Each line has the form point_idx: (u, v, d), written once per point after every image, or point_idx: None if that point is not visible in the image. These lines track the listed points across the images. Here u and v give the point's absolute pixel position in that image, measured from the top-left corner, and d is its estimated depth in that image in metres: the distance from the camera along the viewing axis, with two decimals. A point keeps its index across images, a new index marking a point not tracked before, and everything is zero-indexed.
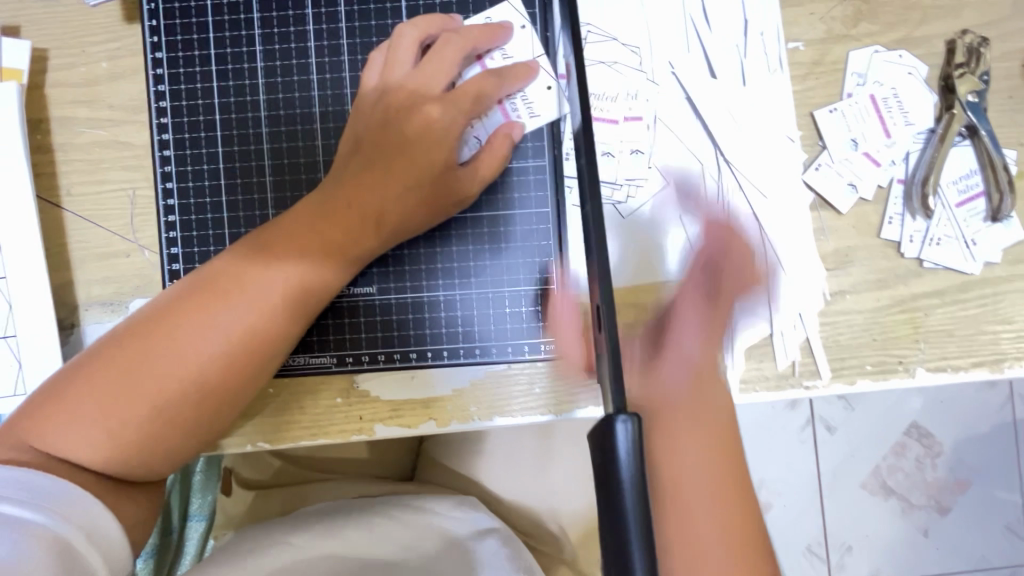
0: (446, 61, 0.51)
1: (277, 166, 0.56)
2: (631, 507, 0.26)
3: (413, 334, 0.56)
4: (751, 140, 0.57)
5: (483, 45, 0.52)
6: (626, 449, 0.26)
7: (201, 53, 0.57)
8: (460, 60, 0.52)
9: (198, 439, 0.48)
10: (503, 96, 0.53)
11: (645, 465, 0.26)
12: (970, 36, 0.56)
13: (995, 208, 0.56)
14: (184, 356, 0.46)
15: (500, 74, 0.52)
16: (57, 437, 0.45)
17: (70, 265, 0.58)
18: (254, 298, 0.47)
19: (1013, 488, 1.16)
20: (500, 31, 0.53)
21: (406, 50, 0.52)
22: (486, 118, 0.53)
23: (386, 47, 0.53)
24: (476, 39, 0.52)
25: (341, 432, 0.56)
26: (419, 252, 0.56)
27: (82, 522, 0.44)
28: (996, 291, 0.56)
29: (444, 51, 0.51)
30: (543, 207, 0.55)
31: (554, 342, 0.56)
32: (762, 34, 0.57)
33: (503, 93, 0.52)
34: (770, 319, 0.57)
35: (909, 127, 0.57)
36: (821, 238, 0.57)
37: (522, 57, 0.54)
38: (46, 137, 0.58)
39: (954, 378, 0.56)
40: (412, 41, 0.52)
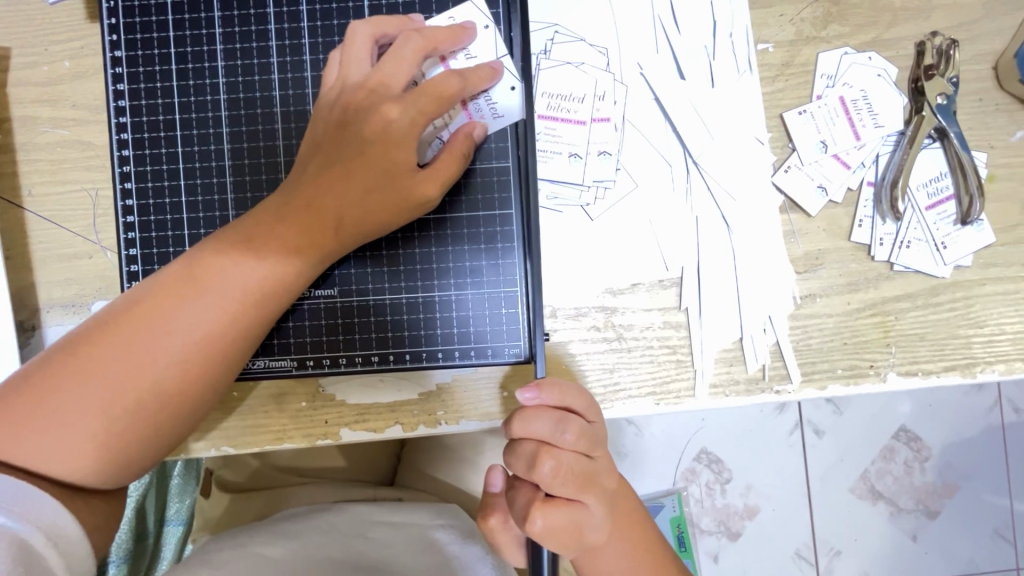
0: (404, 60, 0.50)
1: (237, 166, 0.56)
2: None
3: (375, 337, 0.55)
4: (720, 142, 0.56)
5: (445, 46, 0.51)
6: None
7: (161, 52, 0.56)
8: (419, 60, 0.50)
9: (156, 444, 0.47)
10: (466, 97, 0.51)
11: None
12: (940, 39, 0.56)
13: (964, 212, 0.55)
14: (140, 363, 0.45)
15: (463, 75, 0.49)
16: (2, 445, 0.44)
17: (32, 266, 0.57)
18: (213, 304, 0.46)
19: (1001, 492, 1.15)
20: (463, 32, 0.52)
21: (361, 50, 0.51)
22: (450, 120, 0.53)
23: (345, 46, 0.52)
24: (439, 39, 0.51)
25: (305, 436, 0.56)
26: (383, 254, 0.55)
27: (40, 522, 0.44)
28: (968, 294, 0.56)
29: (404, 51, 0.50)
30: (507, 209, 0.55)
31: (518, 345, 0.55)
32: (731, 35, 0.56)
33: (467, 93, 0.50)
34: (740, 322, 0.56)
35: (879, 129, 0.56)
36: (791, 241, 0.56)
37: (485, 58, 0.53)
38: (8, 137, 0.57)
39: (926, 382, 0.56)
40: (365, 38, 0.51)
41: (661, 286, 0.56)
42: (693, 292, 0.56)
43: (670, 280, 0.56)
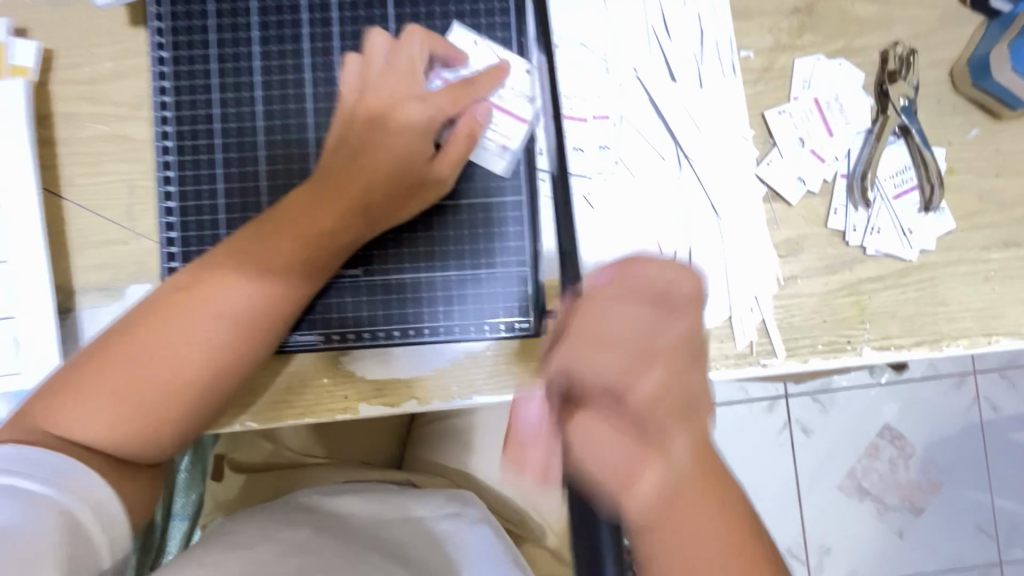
0: (416, 67, 0.56)
1: (271, 157, 0.60)
2: None
3: (396, 313, 0.60)
4: (708, 137, 0.62)
5: (440, 51, 0.58)
6: None
7: (202, 53, 0.61)
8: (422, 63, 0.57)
9: (202, 416, 0.52)
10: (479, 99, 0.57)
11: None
12: (901, 48, 0.62)
13: (927, 200, 0.61)
14: (188, 343, 0.50)
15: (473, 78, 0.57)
16: (65, 421, 0.48)
17: (69, 252, 0.61)
18: (252, 288, 0.51)
19: (982, 488, 1.21)
20: (455, 47, 0.58)
21: (381, 55, 0.57)
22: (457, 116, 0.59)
23: (368, 51, 0.57)
24: (437, 47, 0.58)
25: (327, 411, 0.59)
26: (404, 238, 0.60)
27: (89, 495, 0.47)
28: (933, 275, 0.62)
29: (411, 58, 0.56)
30: (518, 195, 0.60)
31: (529, 321, 0.60)
32: (717, 43, 0.63)
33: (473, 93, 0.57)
34: (730, 302, 0.61)
35: (849, 126, 0.63)
36: (773, 228, 0.62)
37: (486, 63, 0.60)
38: (51, 131, 0.62)
39: (898, 355, 0.61)
40: (383, 48, 0.57)
41: None
42: (686, 274, 0.62)
43: None
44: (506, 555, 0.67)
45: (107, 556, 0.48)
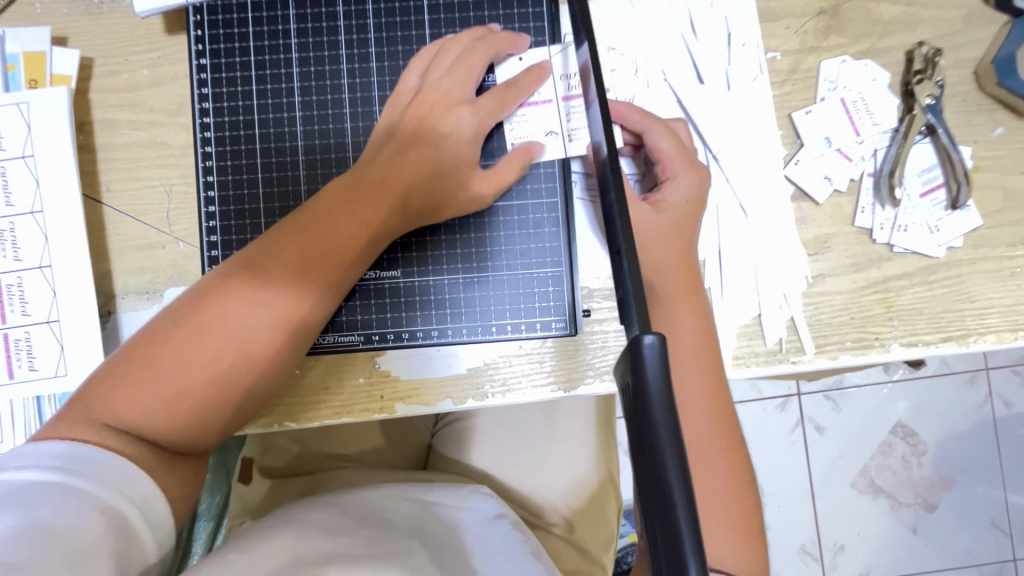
0: (471, 70, 0.57)
1: (310, 161, 0.61)
2: (661, 408, 0.29)
3: (433, 314, 0.61)
4: (737, 139, 0.63)
5: (503, 50, 0.59)
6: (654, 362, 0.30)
7: (242, 60, 0.62)
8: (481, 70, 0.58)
9: (246, 406, 0.52)
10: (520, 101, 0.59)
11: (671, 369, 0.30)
12: (926, 48, 0.63)
13: (953, 198, 0.62)
14: (234, 330, 0.50)
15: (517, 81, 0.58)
16: (113, 411, 0.48)
17: (109, 256, 0.62)
18: (297, 277, 0.51)
19: (995, 484, 1.21)
20: (520, 39, 0.60)
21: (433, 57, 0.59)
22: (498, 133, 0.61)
23: (424, 57, 0.59)
24: (500, 45, 0.59)
25: (363, 411, 0.60)
26: (441, 239, 0.61)
27: (135, 497, 0.47)
28: (959, 272, 0.62)
29: (470, 63, 0.57)
30: (554, 197, 0.61)
31: (565, 320, 0.61)
32: (745, 45, 0.64)
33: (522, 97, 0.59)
34: (759, 300, 0.62)
35: (876, 126, 0.64)
36: (801, 227, 0.63)
37: (537, 59, 0.61)
38: (90, 138, 0.63)
39: (926, 352, 0.62)
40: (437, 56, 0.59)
41: None
42: (715, 273, 0.63)
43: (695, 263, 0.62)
44: (525, 546, 0.66)
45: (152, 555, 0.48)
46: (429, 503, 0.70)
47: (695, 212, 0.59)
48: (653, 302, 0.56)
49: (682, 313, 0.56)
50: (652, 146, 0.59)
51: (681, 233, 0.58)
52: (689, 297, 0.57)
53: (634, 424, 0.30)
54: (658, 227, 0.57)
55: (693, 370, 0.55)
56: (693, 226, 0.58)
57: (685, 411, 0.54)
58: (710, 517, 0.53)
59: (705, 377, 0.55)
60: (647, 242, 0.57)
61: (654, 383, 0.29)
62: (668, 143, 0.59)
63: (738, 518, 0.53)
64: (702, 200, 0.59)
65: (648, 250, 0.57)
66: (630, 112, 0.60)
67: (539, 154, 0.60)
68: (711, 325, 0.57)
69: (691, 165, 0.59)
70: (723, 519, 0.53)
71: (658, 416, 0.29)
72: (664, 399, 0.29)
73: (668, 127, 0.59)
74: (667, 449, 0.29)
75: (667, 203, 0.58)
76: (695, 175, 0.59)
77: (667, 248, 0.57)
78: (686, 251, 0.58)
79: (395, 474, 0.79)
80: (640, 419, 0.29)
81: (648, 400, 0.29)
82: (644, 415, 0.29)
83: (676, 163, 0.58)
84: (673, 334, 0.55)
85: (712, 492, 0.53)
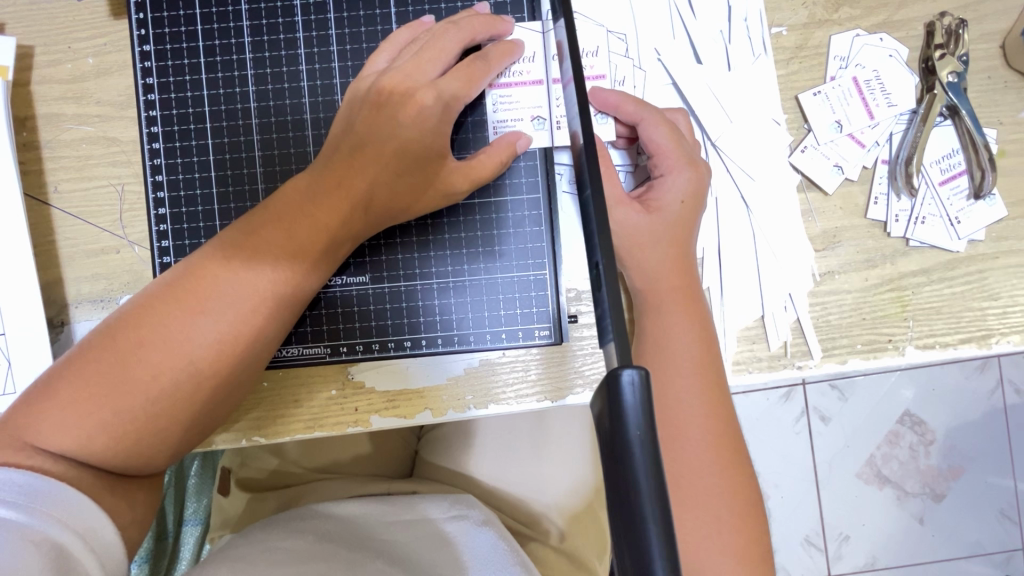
0: (442, 50, 0.51)
1: (267, 157, 0.56)
2: (641, 461, 0.24)
3: (406, 323, 0.56)
4: (738, 125, 0.58)
5: (482, 36, 0.52)
6: (634, 404, 0.24)
7: (189, 46, 0.57)
8: (456, 51, 0.51)
9: (195, 425, 0.48)
10: (492, 78, 0.53)
11: (656, 419, 0.24)
12: (949, 19, 0.57)
13: (977, 187, 0.57)
14: (177, 343, 0.46)
15: (486, 58, 0.52)
16: (48, 431, 0.44)
17: (59, 263, 0.57)
18: (246, 285, 0.47)
19: (1006, 473, 1.17)
20: (500, 23, 0.53)
21: (401, 41, 0.53)
22: (476, 120, 0.56)
23: (395, 42, 0.53)
24: (477, 29, 0.52)
25: (337, 424, 0.56)
26: (412, 240, 0.56)
27: (76, 526, 0.44)
28: (981, 267, 0.57)
29: (440, 41, 0.51)
30: (535, 192, 0.56)
31: (548, 327, 0.56)
32: (746, 19, 0.58)
33: (490, 78, 0.52)
34: (761, 301, 0.57)
35: (892, 108, 0.58)
36: (808, 220, 0.57)
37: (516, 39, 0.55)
38: (34, 134, 0.58)
39: (943, 354, 0.57)
40: (405, 41, 0.53)
41: None
42: (713, 273, 0.58)
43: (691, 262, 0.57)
44: (514, 557, 0.62)
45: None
46: (409, 517, 0.67)
47: (692, 211, 0.53)
48: (648, 311, 0.53)
49: (675, 321, 0.52)
50: (646, 137, 0.53)
51: (675, 236, 0.52)
52: (685, 303, 0.52)
53: (612, 477, 0.25)
54: (650, 229, 0.52)
55: (691, 384, 0.51)
56: (690, 226, 0.53)
57: (680, 429, 0.50)
58: (711, 544, 0.48)
59: (704, 391, 0.51)
60: (635, 247, 0.52)
61: (632, 427, 0.24)
62: (663, 136, 0.53)
63: (743, 543, 0.49)
64: (702, 197, 0.54)
65: (637, 256, 0.52)
66: (622, 101, 0.54)
67: (526, 146, 0.54)
68: (710, 333, 0.53)
69: (690, 161, 0.53)
70: (727, 546, 0.49)
71: (638, 469, 0.24)
72: (647, 447, 0.24)
73: (663, 116, 0.54)
74: (648, 518, 0.24)
75: (662, 204, 0.53)
76: (694, 172, 0.53)
77: (660, 252, 0.52)
78: (682, 253, 0.53)
79: (378, 484, 0.75)
80: (617, 473, 0.24)
81: (626, 449, 0.24)
82: (623, 469, 0.24)
83: (672, 158, 0.53)
84: (666, 345, 0.51)
85: (712, 517, 0.49)
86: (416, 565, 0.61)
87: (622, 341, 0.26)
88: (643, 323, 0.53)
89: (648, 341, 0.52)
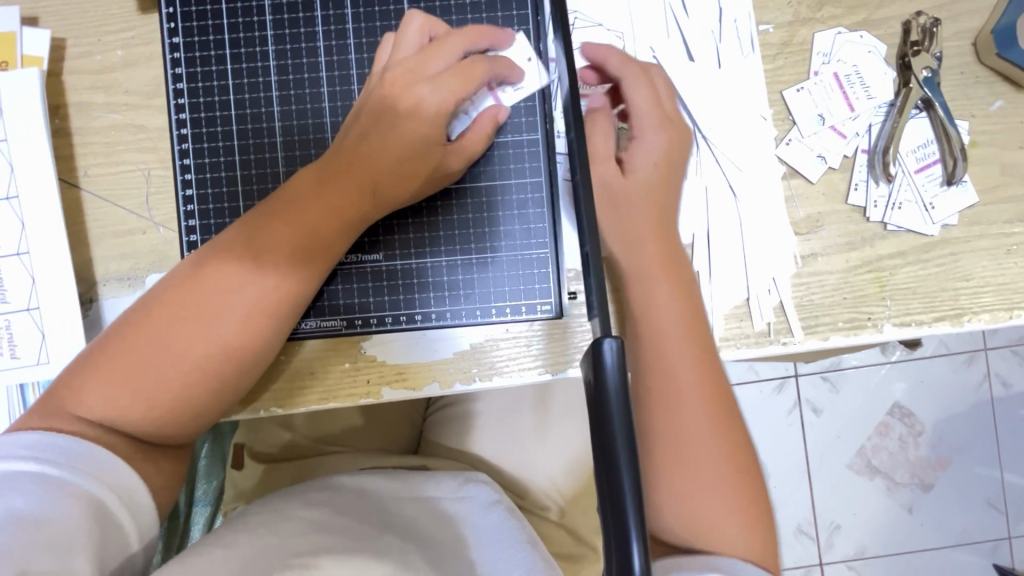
0: (443, 52, 0.55)
1: (288, 142, 0.60)
2: (617, 403, 0.32)
3: (417, 297, 0.60)
4: (728, 119, 0.61)
5: (482, 43, 0.57)
6: (612, 361, 0.32)
7: (215, 38, 0.61)
8: (457, 54, 0.55)
9: (220, 394, 0.51)
10: (491, 82, 0.56)
11: (627, 371, 0.32)
12: (924, 17, 0.61)
13: (950, 173, 0.60)
14: (204, 317, 0.49)
15: (486, 64, 0.55)
16: (85, 402, 0.48)
17: (89, 243, 0.61)
18: (269, 261, 0.51)
19: (992, 463, 1.21)
20: (501, 34, 0.57)
21: (412, 38, 0.56)
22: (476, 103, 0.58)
23: (398, 38, 0.56)
24: (477, 37, 0.56)
25: (350, 395, 0.60)
26: (423, 221, 0.60)
27: (110, 483, 0.47)
28: (954, 250, 0.61)
29: (444, 44, 0.55)
30: (538, 177, 0.60)
31: (551, 303, 0.60)
32: (736, 21, 0.62)
33: (489, 80, 0.55)
34: (748, 283, 0.61)
35: (870, 100, 0.62)
36: (791, 206, 0.61)
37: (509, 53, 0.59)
38: (65, 122, 0.61)
39: (918, 332, 0.61)
40: (417, 31, 0.56)
41: None
42: (704, 256, 0.61)
43: (684, 245, 0.61)
44: (520, 534, 0.66)
45: (136, 544, 0.49)
46: (424, 492, 0.71)
47: (667, 175, 0.58)
48: (632, 281, 0.56)
49: (659, 287, 0.56)
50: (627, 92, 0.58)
51: (654, 205, 0.57)
52: (668, 271, 0.56)
53: (596, 426, 0.32)
54: (629, 199, 0.57)
55: (678, 349, 0.55)
56: (669, 188, 0.58)
57: (673, 395, 0.54)
58: (715, 500, 0.53)
59: (693, 355, 0.55)
60: (621, 213, 0.57)
61: (611, 379, 0.32)
62: (644, 99, 0.57)
63: (743, 497, 0.54)
64: (675, 163, 0.58)
65: (623, 223, 0.57)
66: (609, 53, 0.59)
67: (507, 116, 0.58)
68: (695, 301, 0.56)
69: (663, 123, 0.58)
70: (726, 500, 0.53)
71: (615, 415, 0.32)
72: (621, 397, 0.32)
73: (647, 74, 0.58)
74: (622, 454, 0.31)
75: (636, 168, 0.57)
76: (665, 136, 0.58)
77: (641, 220, 0.57)
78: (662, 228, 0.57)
79: (387, 459, 0.79)
80: (600, 418, 0.32)
81: (606, 397, 0.32)
82: (603, 408, 0.32)
83: (647, 120, 0.57)
84: (655, 314, 0.55)
85: (709, 475, 0.53)
86: (432, 547, 0.63)
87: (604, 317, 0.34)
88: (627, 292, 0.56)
89: (636, 308, 0.56)
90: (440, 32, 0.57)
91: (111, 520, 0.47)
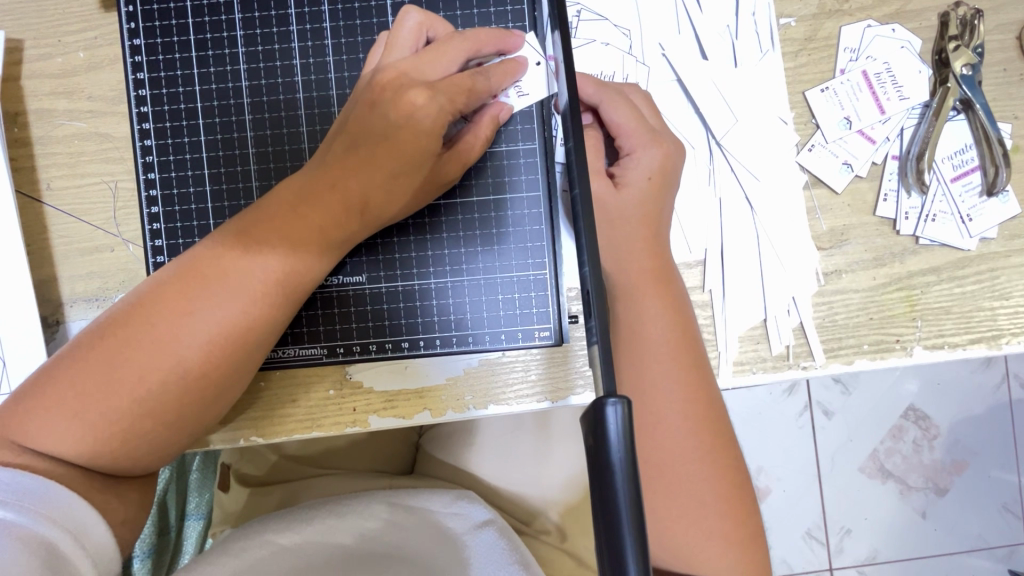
0: (444, 55, 0.49)
1: (261, 154, 0.55)
2: (620, 483, 0.26)
3: (404, 323, 0.55)
4: (745, 124, 0.56)
5: (489, 48, 0.52)
6: (616, 432, 0.26)
7: (180, 40, 0.56)
8: (459, 60, 0.50)
9: (185, 426, 0.47)
10: (493, 93, 0.51)
11: (635, 442, 0.26)
12: (964, 8, 0.55)
13: (990, 183, 0.55)
14: (164, 343, 0.45)
15: (486, 74, 0.50)
16: (36, 431, 0.44)
17: (53, 261, 0.56)
18: (237, 283, 0.46)
19: (1009, 467, 1.16)
20: (510, 38, 0.52)
21: (407, 38, 0.51)
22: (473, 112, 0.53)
23: (392, 38, 0.51)
24: (483, 41, 0.51)
25: (335, 424, 0.55)
26: (409, 239, 0.55)
27: (65, 524, 0.43)
28: (992, 266, 0.56)
29: (445, 47, 0.50)
30: (535, 190, 0.55)
31: (548, 329, 0.55)
32: (754, 14, 0.56)
33: (492, 91, 0.50)
34: (764, 303, 0.56)
35: (903, 102, 0.56)
36: (813, 218, 0.56)
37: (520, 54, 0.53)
38: (25, 130, 0.57)
39: (951, 355, 0.55)
40: (412, 30, 0.51)
41: (685, 266, 0.56)
42: (717, 273, 0.56)
43: (695, 261, 0.56)
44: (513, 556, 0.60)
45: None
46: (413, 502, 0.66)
47: (660, 188, 0.52)
48: (620, 297, 0.51)
49: (649, 305, 0.51)
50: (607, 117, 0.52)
51: (645, 214, 0.51)
52: (658, 284, 0.51)
53: (596, 505, 0.27)
54: (618, 210, 0.51)
55: (667, 370, 0.50)
56: (661, 204, 0.52)
57: (658, 418, 0.50)
58: (702, 530, 0.49)
59: (683, 374, 0.50)
60: (608, 226, 0.51)
61: (615, 451, 0.26)
62: (627, 115, 0.52)
63: (733, 528, 0.49)
64: (671, 175, 0.52)
65: (611, 237, 0.51)
66: (583, 81, 0.53)
67: (509, 115, 0.53)
68: (688, 315, 0.52)
69: (655, 138, 0.52)
70: (715, 529, 0.49)
71: (618, 495, 0.26)
72: (627, 473, 0.26)
73: (625, 96, 0.53)
74: (626, 541, 0.26)
75: (628, 182, 0.52)
76: (660, 150, 0.52)
77: (629, 233, 0.51)
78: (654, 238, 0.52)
79: (378, 482, 0.75)
80: (601, 496, 0.27)
81: (608, 471, 0.26)
82: (604, 487, 0.26)
83: (635, 135, 0.52)
84: (644, 334, 0.50)
85: (698, 504, 0.49)
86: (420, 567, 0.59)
87: (610, 367, 0.28)
88: (616, 311, 0.51)
89: (623, 329, 0.51)
90: (441, 34, 0.52)
91: (66, 564, 0.42)
